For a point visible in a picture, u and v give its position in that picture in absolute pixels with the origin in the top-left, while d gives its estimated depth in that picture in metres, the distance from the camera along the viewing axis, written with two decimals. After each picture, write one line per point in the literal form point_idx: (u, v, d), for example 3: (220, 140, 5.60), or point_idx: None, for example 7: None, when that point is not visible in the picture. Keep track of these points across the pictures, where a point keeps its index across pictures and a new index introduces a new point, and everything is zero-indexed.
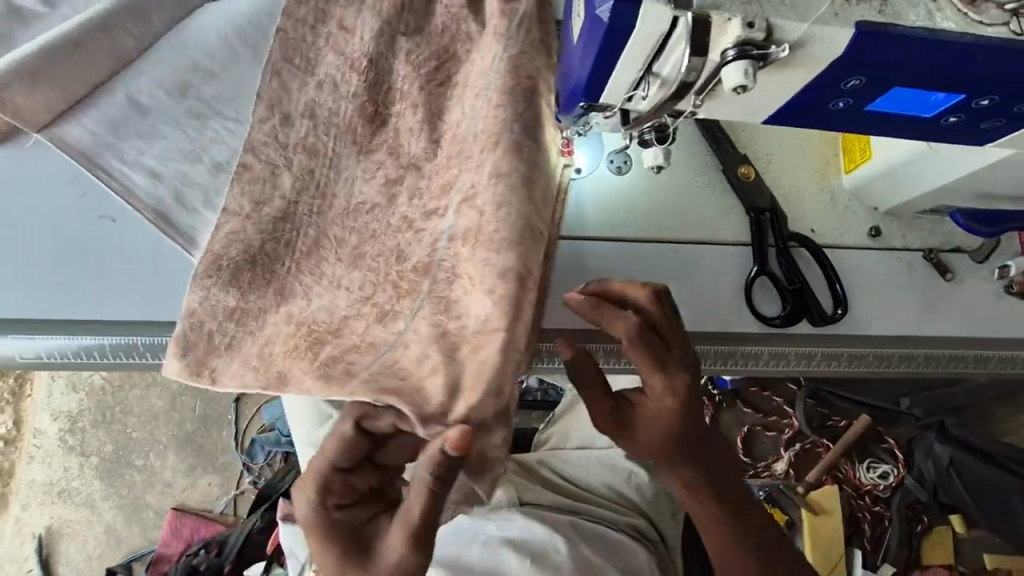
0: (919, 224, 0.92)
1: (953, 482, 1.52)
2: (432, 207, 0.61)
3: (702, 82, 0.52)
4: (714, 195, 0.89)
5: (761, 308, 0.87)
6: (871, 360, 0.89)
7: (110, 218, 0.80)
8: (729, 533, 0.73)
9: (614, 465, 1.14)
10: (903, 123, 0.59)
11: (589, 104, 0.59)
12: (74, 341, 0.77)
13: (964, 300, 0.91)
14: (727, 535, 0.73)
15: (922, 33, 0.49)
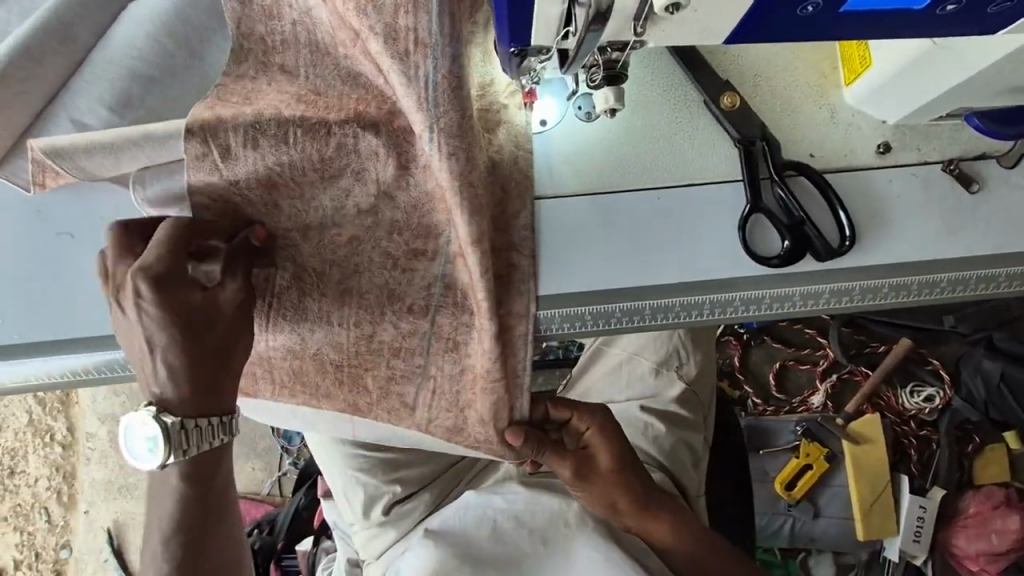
0: (937, 133, 0.82)
1: (1007, 399, 1.44)
2: (422, 244, 0.76)
3: None
4: (697, 130, 0.81)
5: (758, 248, 0.79)
6: (888, 292, 0.82)
7: (68, 233, 0.79)
8: (698, 538, 0.95)
9: (631, 420, 1.10)
10: (890, 20, 0.51)
11: (521, 49, 0.53)
12: (77, 360, 0.80)
13: (998, 210, 0.81)
14: (695, 537, 0.95)
15: None
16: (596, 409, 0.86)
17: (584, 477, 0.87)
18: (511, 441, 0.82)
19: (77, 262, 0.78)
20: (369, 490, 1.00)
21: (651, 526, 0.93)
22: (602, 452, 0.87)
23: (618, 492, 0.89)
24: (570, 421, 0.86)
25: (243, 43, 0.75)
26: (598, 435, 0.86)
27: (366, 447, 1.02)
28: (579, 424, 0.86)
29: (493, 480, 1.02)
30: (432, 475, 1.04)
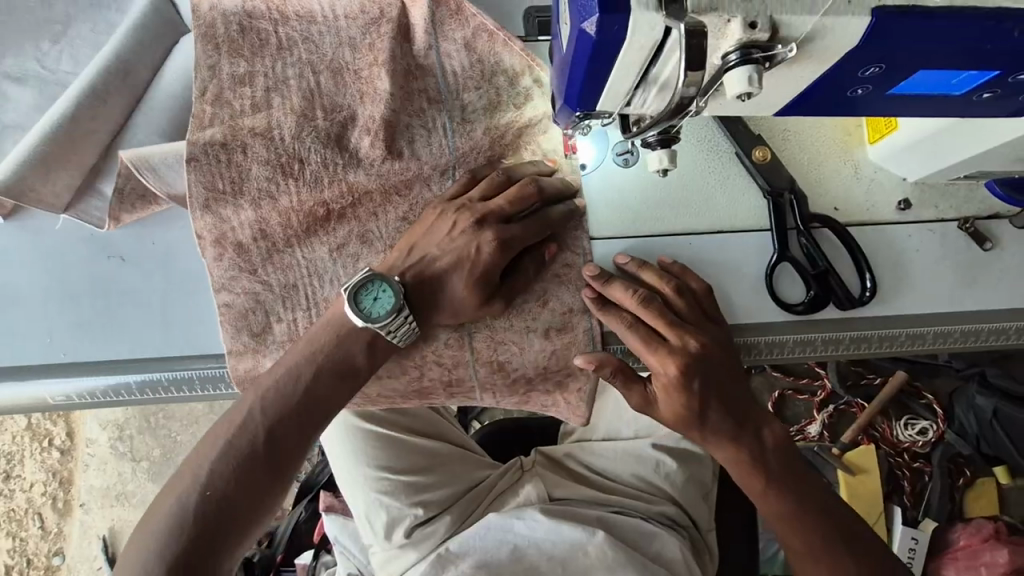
0: (954, 191, 0.87)
1: (998, 434, 1.49)
2: None
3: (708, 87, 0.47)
4: (730, 181, 0.85)
5: (783, 296, 0.83)
6: (905, 340, 0.85)
7: (117, 258, 0.82)
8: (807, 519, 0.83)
9: (641, 456, 1.10)
10: (930, 101, 0.54)
11: (586, 113, 0.55)
12: (106, 381, 0.79)
13: (1010, 269, 0.85)
14: (804, 519, 0.83)
15: (943, 12, 0.43)
16: (698, 316, 0.76)
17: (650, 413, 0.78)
18: (630, 399, 0.78)
19: (126, 284, 0.81)
20: (392, 512, 1.01)
21: (744, 478, 0.82)
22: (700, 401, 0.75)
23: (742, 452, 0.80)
24: (647, 353, 0.74)
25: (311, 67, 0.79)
26: (685, 373, 0.73)
27: (390, 470, 1.04)
28: (678, 345, 0.73)
29: (514, 505, 1.05)
30: (454, 498, 1.06)
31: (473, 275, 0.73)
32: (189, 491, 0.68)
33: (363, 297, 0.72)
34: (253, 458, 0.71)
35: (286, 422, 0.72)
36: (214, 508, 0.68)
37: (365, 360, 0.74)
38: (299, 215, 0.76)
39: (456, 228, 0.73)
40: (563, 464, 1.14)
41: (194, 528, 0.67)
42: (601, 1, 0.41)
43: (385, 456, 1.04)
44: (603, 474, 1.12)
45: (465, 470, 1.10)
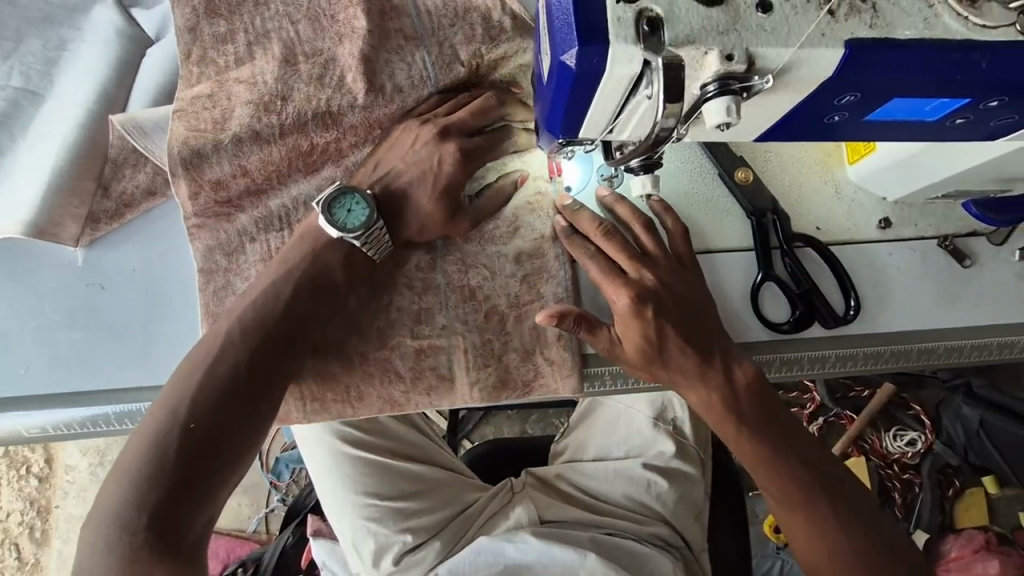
0: (932, 210, 0.88)
1: (985, 445, 1.45)
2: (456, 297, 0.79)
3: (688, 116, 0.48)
4: (712, 202, 0.86)
5: (769, 315, 0.84)
6: (890, 357, 0.86)
7: (97, 285, 0.80)
8: (793, 475, 0.75)
9: (632, 477, 1.09)
10: (905, 125, 0.55)
11: (568, 139, 0.56)
12: (81, 413, 0.77)
13: (987, 284, 0.87)
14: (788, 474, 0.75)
15: (914, 43, 0.44)
16: (665, 258, 0.76)
17: (616, 355, 0.75)
18: (596, 346, 0.75)
19: (106, 311, 0.79)
20: (380, 539, 0.99)
21: (719, 424, 0.76)
22: (665, 328, 0.72)
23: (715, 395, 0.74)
24: (606, 286, 0.74)
25: (293, 34, 0.80)
26: (641, 304, 0.72)
27: (377, 496, 1.02)
28: (635, 278, 0.73)
29: (504, 529, 1.03)
30: (443, 523, 1.04)
31: (439, 186, 0.73)
32: (162, 432, 0.65)
33: (337, 209, 0.73)
34: (232, 394, 0.68)
35: (265, 349, 0.70)
36: (193, 445, 0.65)
37: (343, 276, 0.74)
38: (280, 150, 0.76)
39: (420, 140, 0.74)
40: (554, 486, 1.12)
41: (172, 462, 0.64)
42: (579, 35, 0.42)
43: (373, 481, 1.02)
44: (594, 495, 1.10)
45: (456, 494, 1.08)
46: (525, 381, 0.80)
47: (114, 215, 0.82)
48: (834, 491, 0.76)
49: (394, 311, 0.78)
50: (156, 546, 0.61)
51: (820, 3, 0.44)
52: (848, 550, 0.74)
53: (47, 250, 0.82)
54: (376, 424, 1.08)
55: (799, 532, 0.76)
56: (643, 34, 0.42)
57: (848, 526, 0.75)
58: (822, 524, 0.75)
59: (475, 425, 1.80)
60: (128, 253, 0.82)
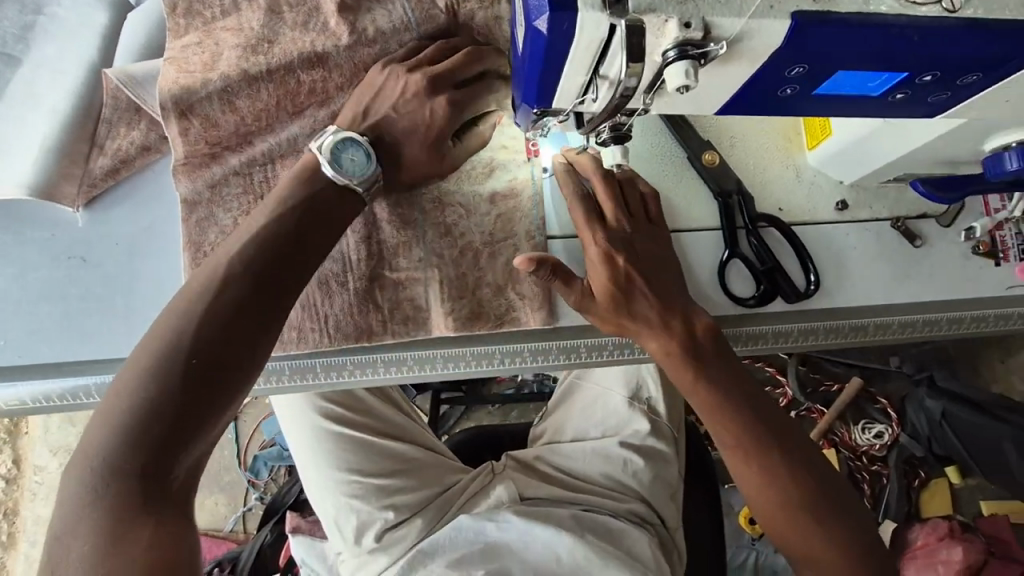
0: (886, 193, 0.94)
1: (947, 434, 1.52)
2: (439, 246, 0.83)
3: (652, 83, 0.52)
4: (681, 184, 0.90)
5: (735, 291, 0.88)
6: (849, 331, 0.91)
7: (80, 257, 0.82)
8: (751, 423, 0.76)
9: (609, 455, 1.12)
10: (852, 100, 0.60)
11: (543, 109, 0.59)
12: (61, 385, 0.78)
13: (936, 263, 0.93)
14: (746, 422, 0.76)
15: (853, 17, 0.49)
16: (638, 221, 0.81)
17: (586, 306, 0.78)
18: (568, 298, 0.78)
19: (90, 282, 0.81)
20: (362, 516, 1.00)
21: (676, 374, 0.78)
22: (632, 276, 0.77)
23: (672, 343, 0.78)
24: (582, 228, 0.79)
25: None
26: (607, 252, 0.77)
27: (360, 473, 1.03)
28: (614, 225, 0.80)
29: (485, 507, 1.05)
30: (425, 501, 1.05)
31: (429, 133, 0.74)
32: (146, 384, 0.59)
33: (342, 151, 0.73)
34: (214, 346, 0.62)
35: (264, 288, 0.66)
36: (182, 377, 0.59)
37: (336, 203, 0.73)
38: (270, 88, 0.80)
39: (409, 89, 0.72)
40: (533, 467, 1.15)
41: (162, 393, 0.58)
42: (550, 0, 0.45)
43: (355, 458, 1.04)
44: (572, 473, 1.13)
45: (438, 474, 1.10)
46: (498, 314, 0.84)
47: (111, 171, 0.83)
48: (793, 446, 0.76)
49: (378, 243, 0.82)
50: (123, 491, 0.55)
51: None
52: (801, 505, 0.74)
53: (35, 214, 0.83)
54: (359, 403, 1.10)
55: (754, 483, 0.76)
56: (608, 2, 0.46)
57: (805, 483, 0.75)
58: (776, 477, 0.75)
59: (456, 420, 1.81)
60: (113, 221, 0.83)
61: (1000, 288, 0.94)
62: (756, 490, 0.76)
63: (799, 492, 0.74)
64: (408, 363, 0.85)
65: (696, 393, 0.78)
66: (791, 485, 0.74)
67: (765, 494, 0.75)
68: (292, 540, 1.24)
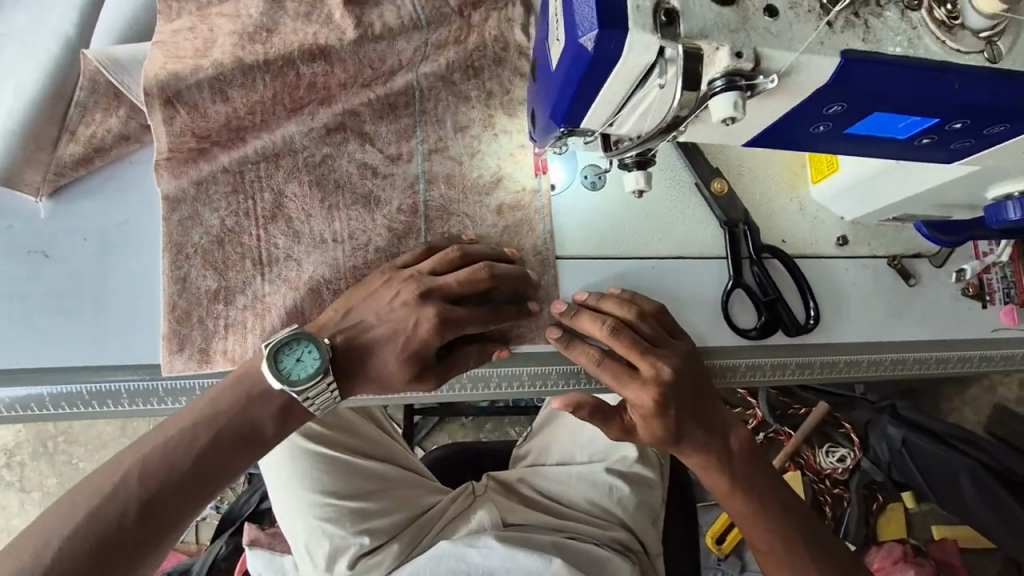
0: (883, 231, 0.95)
1: (907, 462, 1.46)
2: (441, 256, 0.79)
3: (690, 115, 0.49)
4: (688, 211, 0.89)
5: (737, 321, 0.87)
6: (845, 367, 0.91)
7: (41, 253, 0.75)
8: (725, 457, 0.77)
9: (595, 481, 1.09)
10: (880, 142, 0.59)
11: (569, 129, 0.56)
12: (11, 394, 0.71)
13: (928, 303, 0.94)
14: (721, 456, 0.77)
15: (899, 60, 0.48)
16: (660, 338, 0.75)
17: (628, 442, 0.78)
18: (610, 432, 0.78)
19: (53, 283, 0.75)
20: (335, 541, 0.94)
21: (651, 421, 0.73)
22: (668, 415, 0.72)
23: (649, 388, 0.72)
24: (616, 387, 0.74)
25: None
26: (655, 404, 0.71)
27: (335, 495, 0.97)
28: (650, 374, 0.72)
29: (466, 532, 1.01)
30: (401, 526, 1.00)
31: (409, 349, 0.68)
32: (39, 556, 0.55)
33: (283, 368, 0.65)
34: (183, 446, 0.63)
35: (164, 502, 0.61)
36: (194, 466, 0.62)
37: (274, 429, 0.67)
38: (266, 78, 0.75)
39: (399, 298, 0.70)
40: (514, 490, 1.11)
41: (176, 473, 0.61)
42: (600, 18, 0.43)
43: (331, 480, 0.97)
44: (557, 498, 1.10)
45: (415, 495, 1.05)
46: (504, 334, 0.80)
47: (82, 160, 0.77)
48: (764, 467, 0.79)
49: (374, 255, 0.78)
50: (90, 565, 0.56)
51: (820, 14, 0.47)
52: (782, 523, 0.77)
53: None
54: (336, 420, 1.05)
55: (736, 507, 0.78)
56: (660, 24, 0.44)
57: (777, 499, 0.78)
58: (755, 504, 0.78)
59: (428, 432, 1.76)
60: (82, 216, 0.77)
61: (988, 330, 0.96)
62: (739, 514, 0.79)
63: (776, 513, 0.78)
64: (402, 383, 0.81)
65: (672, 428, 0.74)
66: (768, 509, 0.78)
67: (747, 519, 0.78)
68: (249, 553, 1.15)
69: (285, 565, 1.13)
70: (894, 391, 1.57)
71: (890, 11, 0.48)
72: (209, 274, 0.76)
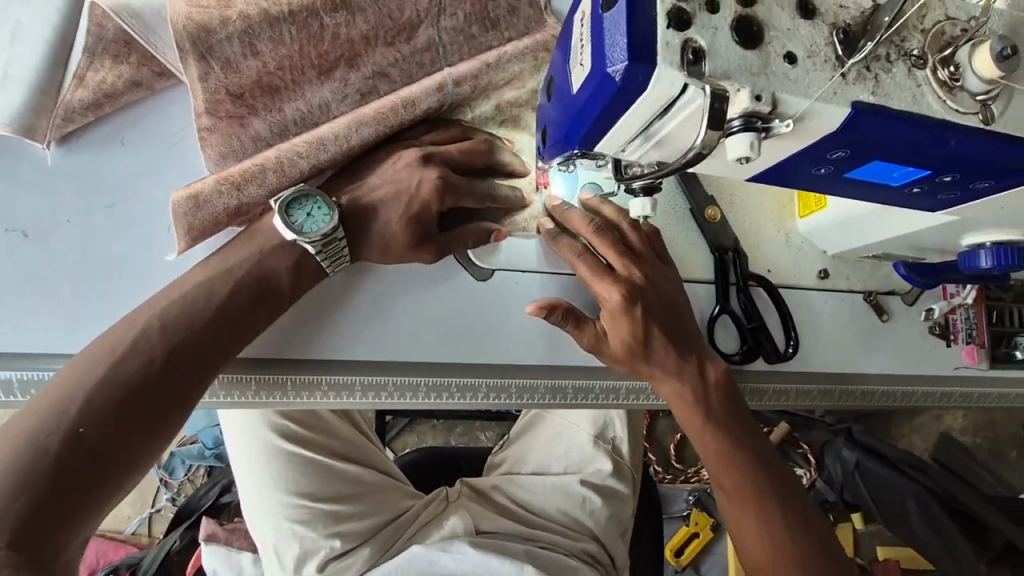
0: (861, 267, 0.99)
1: (858, 484, 1.50)
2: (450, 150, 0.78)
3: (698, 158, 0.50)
4: (680, 235, 0.91)
5: (720, 345, 0.90)
6: (817, 395, 0.95)
7: (19, 232, 0.72)
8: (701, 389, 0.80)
9: (569, 492, 1.10)
10: (874, 188, 0.62)
11: (584, 150, 0.57)
12: None
13: (897, 339, 0.99)
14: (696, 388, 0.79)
15: (903, 114, 0.50)
16: (644, 253, 0.79)
17: (600, 354, 0.79)
18: (582, 341, 0.77)
19: (33, 261, 0.71)
20: (306, 543, 0.92)
21: (624, 332, 0.76)
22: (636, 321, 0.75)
23: (628, 296, 0.75)
24: (590, 282, 0.77)
25: None
26: (623, 306, 0.74)
27: (308, 496, 0.95)
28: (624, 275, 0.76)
29: (438, 537, 1.00)
30: (372, 530, 0.98)
31: (410, 210, 0.73)
32: (66, 406, 0.59)
33: (294, 220, 0.69)
34: (199, 302, 0.67)
35: (182, 355, 0.65)
36: (210, 319, 0.67)
37: (289, 284, 0.72)
38: (292, 29, 0.71)
39: (402, 161, 0.74)
40: (488, 496, 1.11)
41: (194, 325, 0.66)
42: (630, 50, 0.44)
43: (305, 481, 0.96)
44: (530, 509, 1.10)
45: (390, 498, 1.03)
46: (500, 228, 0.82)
47: (92, 105, 0.73)
48: (741, 413, 0.81)
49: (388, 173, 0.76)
50: (112, 412, 0.60)
51: (835, 65, 0.49)
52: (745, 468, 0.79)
53: None
54: (318, 423, 1.02)
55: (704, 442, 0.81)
56: (686, 62, 0.45)
57: (747, 448, 0.80)
58: (725, 443, 0.80)
59: (397, 433, 1.75)
60: (76, 181, 0.74)
61: (950, 368, 1.01)
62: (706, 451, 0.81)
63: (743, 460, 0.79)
64: (387, 389, 0.79)
65: (653, 346, 0.77)
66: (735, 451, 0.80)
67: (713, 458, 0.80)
68: (204, 549, 1.10)
69: (242, 562, 1.10)
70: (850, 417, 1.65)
71: (897, 67, 0.50)
72: (222, 194, 0.70)
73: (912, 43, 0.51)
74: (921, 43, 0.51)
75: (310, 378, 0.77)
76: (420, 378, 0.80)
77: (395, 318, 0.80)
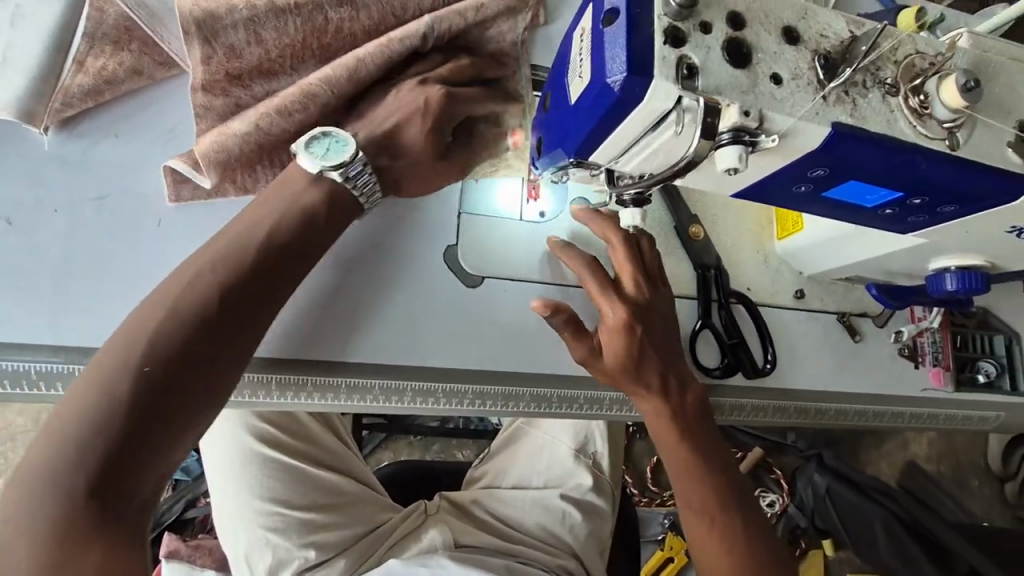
0: (834, 288, 1.03)
1: (829, 508, 1.51)
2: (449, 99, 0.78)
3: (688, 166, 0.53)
4: (665, 251, 0.94)
5: (701, 359, 0.92)
6: (794, 412, 0.97)
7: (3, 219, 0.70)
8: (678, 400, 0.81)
9: (549, 507, 1.09)
10: (850, 209, 0.66)
11: (579, 159, 0.59)
12: None
13: (869, 360, 1.02)
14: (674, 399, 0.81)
15: (877, 136, 0.53)
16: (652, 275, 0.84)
17: (591, 367, 0.80)
18: (574, 352, 0.79)
19: (17, 248, 0.70)
20: (279, 553, 0.90)
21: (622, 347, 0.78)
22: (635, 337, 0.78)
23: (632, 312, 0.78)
24: (597, 295, 0.81)
25: None
26: (626, 323, 0.78)
27: (284, 504, 0.93)
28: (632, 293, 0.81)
29: (415, 551, 0.97)
30: (348, 542, 0.95)
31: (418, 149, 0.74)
32: (130, 353, 0.55)
33: (315, 154, 0.68)
34: (253, 242, 0.64)
35: (237, 296, 0.61)
36: (264, 257, 0.64)
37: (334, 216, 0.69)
38: (297, 22, 0.72)
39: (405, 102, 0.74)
40: (467, 511, 1.10)
41: (246, 263, 0.63)
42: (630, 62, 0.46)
43: (282, 488, 0.94)
44: (509, 523, 1.09)
45: (366, 511, 1.01)
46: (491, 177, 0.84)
47: (91, 92, 0.73)
48: (709, 425, 0.83)
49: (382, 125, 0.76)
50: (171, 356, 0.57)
51: (817, 87, 0.52)
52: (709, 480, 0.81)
53: None
54: (299, 431, 1.01)
55: (674, 453, 0.81)
56: (681, 76, 0.48)
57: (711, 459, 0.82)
58: (694, 455, 0.81)
59: (372, 449, 1.72)
60: (69, 168, 0.74)
61: (918, 390, 1.04)
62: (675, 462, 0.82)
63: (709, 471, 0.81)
64: (372, 392, 0.79)
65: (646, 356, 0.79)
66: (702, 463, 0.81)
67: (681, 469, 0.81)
68: (167, 563, 1.05)
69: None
70: (820, 441, 1.69)
71: (873, 92, 0.54)
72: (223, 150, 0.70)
73: (885, 72, 0.55)
74: (894, 73, 0.55)
75: (294, 378, 0.76)
76: (406, 383, 0.79)
77: (386, 321, 0.80)
